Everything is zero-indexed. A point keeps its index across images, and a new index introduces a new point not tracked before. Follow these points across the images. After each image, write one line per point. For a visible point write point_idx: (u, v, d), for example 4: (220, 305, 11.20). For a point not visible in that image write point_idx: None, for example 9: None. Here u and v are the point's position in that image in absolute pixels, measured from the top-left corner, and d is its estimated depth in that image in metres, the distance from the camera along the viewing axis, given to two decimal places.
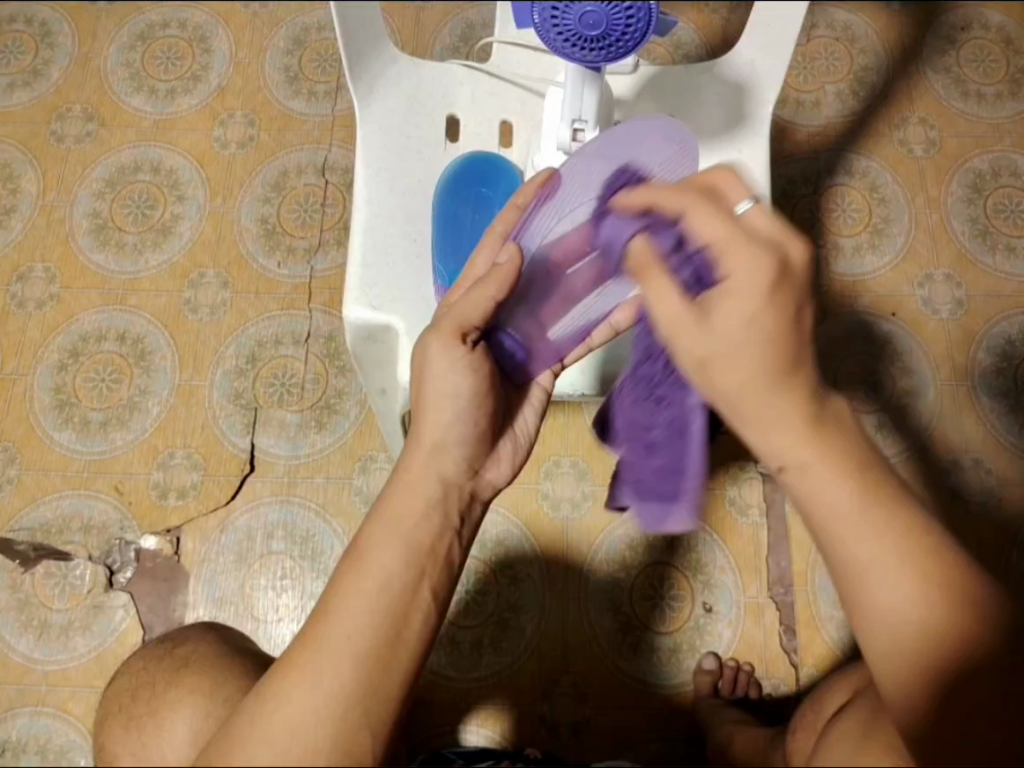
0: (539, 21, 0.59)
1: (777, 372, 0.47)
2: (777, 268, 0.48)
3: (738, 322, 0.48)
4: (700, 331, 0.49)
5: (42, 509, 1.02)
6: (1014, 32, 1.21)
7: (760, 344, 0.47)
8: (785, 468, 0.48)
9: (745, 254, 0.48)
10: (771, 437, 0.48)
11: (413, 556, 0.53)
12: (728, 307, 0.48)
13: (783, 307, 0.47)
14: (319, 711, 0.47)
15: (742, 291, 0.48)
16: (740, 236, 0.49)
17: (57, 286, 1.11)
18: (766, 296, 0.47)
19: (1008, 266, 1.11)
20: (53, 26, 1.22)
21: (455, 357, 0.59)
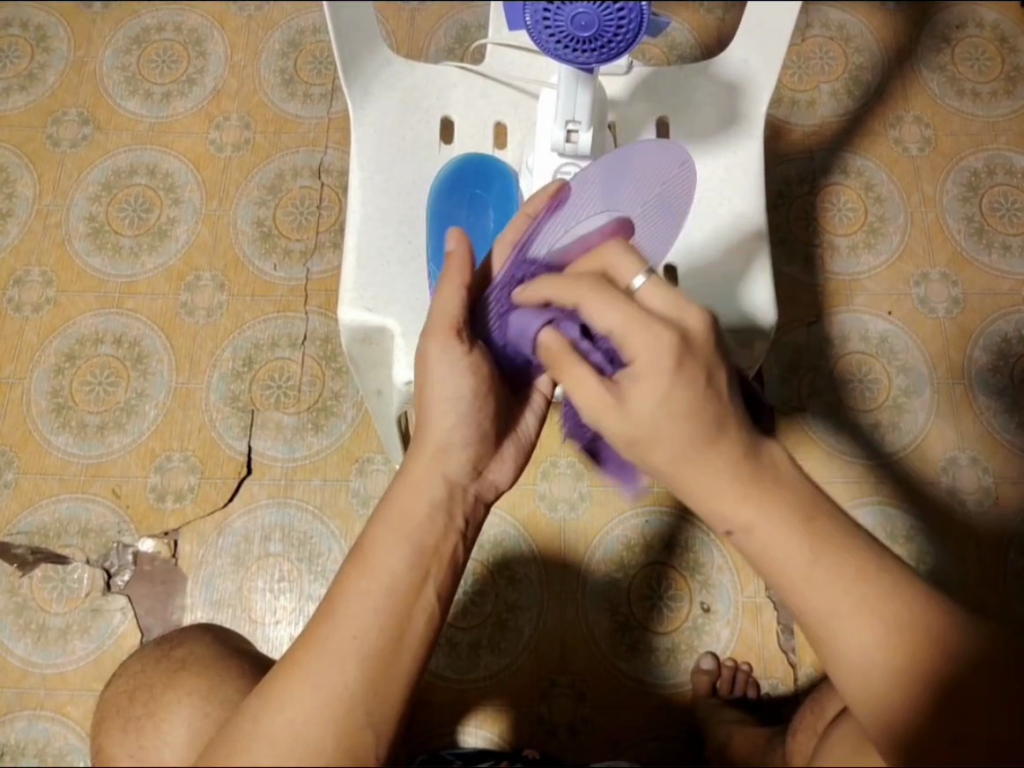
0: (530, 23, 0.59)
1: (704, 440, 0.49)
2: (675, 345, 0.49)
3: (652, 402, 0.49)
4: (620, 414, 0.50)
5: (40, 513, 1.02)
6: (1009, 30, 1.22)
7: (677, 423, 0.49)
8: (733, 532, 0.49)
9: (641, 336, 0.49)
10: (714, 503, 0.50)
11: (416, 557, 0.53)
12: (640, 389, 0.50)
13: (690, 383, 0.49)
14: (322, 712, 0.48)
15: (650, 372, 0.49)
16: (637, 317, 0.50)
17: (54, 290, 1.11)
18: (670, 373, 0.49)
19: (1004, 263, 1.11)
20: (49, 30, 1.22)
21: (455, 357, 0.58)
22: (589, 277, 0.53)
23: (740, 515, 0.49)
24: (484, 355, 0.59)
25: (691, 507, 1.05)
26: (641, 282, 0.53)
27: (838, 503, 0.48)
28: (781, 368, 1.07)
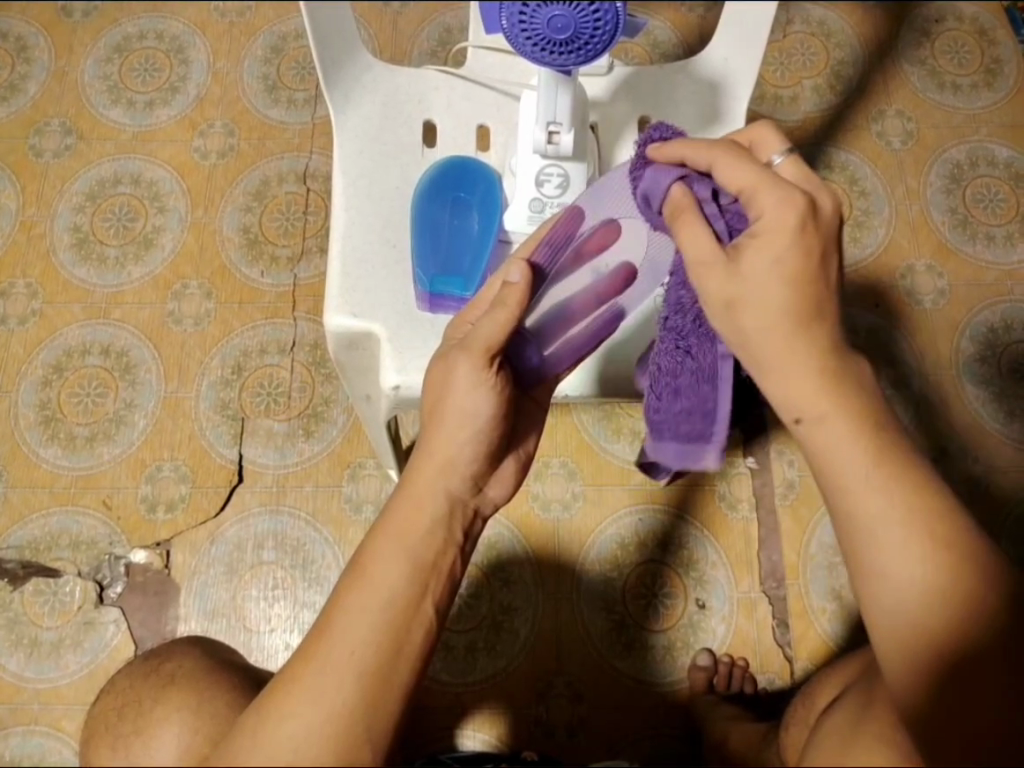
0: (507, 26, 0.59)
1: (801, 320, 0.48)
2: (804, 208, 0.48)
3: (764, 263, 0.48)
4: (727, 272, 0.50)
5: (30, 527, 1.01)
6: (988, 22, 1.23)
7: (790, 284, 0.48)
8: (802, 419, 0.49)
9: (771, 194, 0.49)
10: (791, 396, 0.49)
11: (416, 570, 0.53)
12: (756, 248, 0.49)
13: (808, 252, 0.48)
14: (323, 726, 0.47)
15: (770, 232, 0.49)
16: (769, 179, 0.49)
17: (39, 301, 1.10)
18: (796, 232, 0.48)
19: (988, 254, 1.12)
20: (29, 40, 1.21)
21: (481, 380, 0.57)
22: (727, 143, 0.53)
23: (814, 408, 0.48)
24: (507, 378, 0.59)
25: (684, 505, 1.05)
26: (780, 160, 0.54)
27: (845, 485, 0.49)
28: None
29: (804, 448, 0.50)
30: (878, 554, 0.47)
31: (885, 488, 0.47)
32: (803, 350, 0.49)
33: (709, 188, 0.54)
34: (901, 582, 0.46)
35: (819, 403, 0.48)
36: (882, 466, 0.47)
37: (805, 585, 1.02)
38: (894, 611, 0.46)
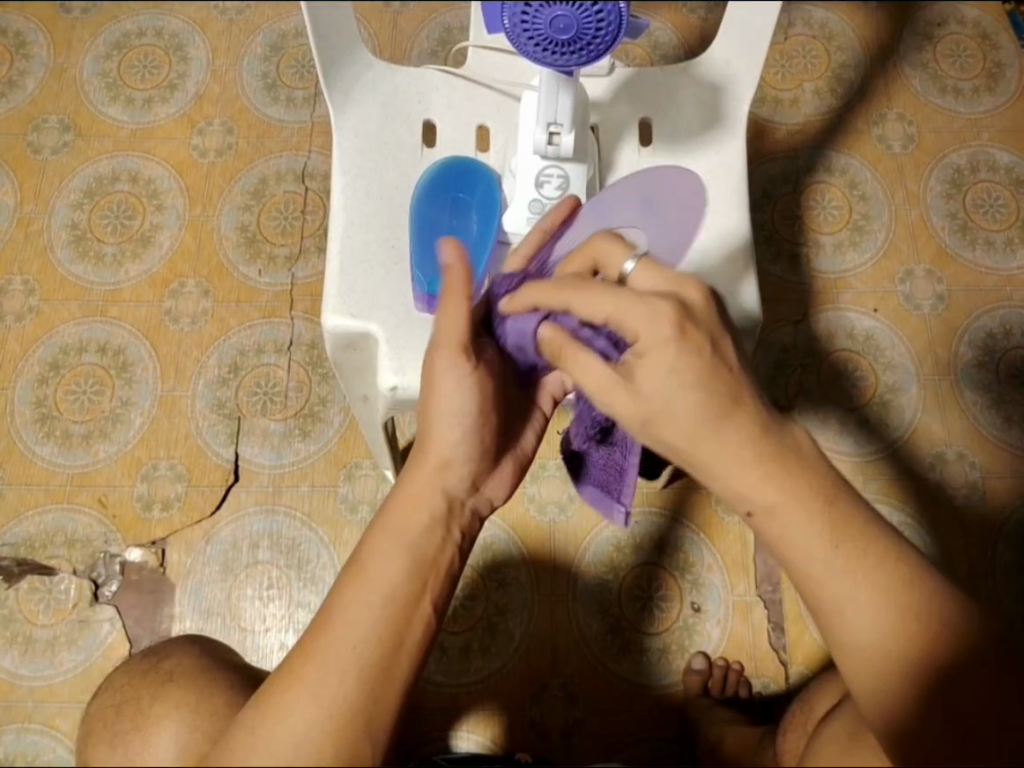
0: (509, 26, 0.58)
1: (719, 415, 0.47)
2: (675, 315, 0.48)
3: (661, 376, 0.48)
4: (630, 394, 0.49)
5: (25, 525, 1.01)
6: (990, 27, 1.22)
7: (690, 392, 0.47)
8: (753, 512, 0.49)
9: (637, 309, 0.49)
10: (734, 485, 0.48)
11: (416, 568, 0.53)
12: (648, 366, 0.48)
13: (695, 352, 0.47)
14: (323, 722, 0.47)
15: (653, 346, 0.48)
16: (629, 300, 0.49)
17: (37, 299, 1.10)
18: (673, 342, 0.48)
19: (988, 259, 1.12)
20: (28, 36, 1.21)
21: (459, 374, 0.56)
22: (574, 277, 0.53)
23: (762, 497, 0.48)
24: (488, 371, 0.58)
25: (682, 507, 1.05)
26: (632, 266, 0.53)
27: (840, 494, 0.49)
28: (768, 368, 1.07)
29: (764, 538, 0.50)
30: (840, 627, 0.47)
31: (840, 570, 0.47)
32: (764, 448, 0.49)
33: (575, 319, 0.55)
34: (868, 645, 0.47)
35: (766, 493, 0.48)
36: (838, 548, 0.47)
37: (801, 589, 1.02)
38: (872, 672, 0.47)
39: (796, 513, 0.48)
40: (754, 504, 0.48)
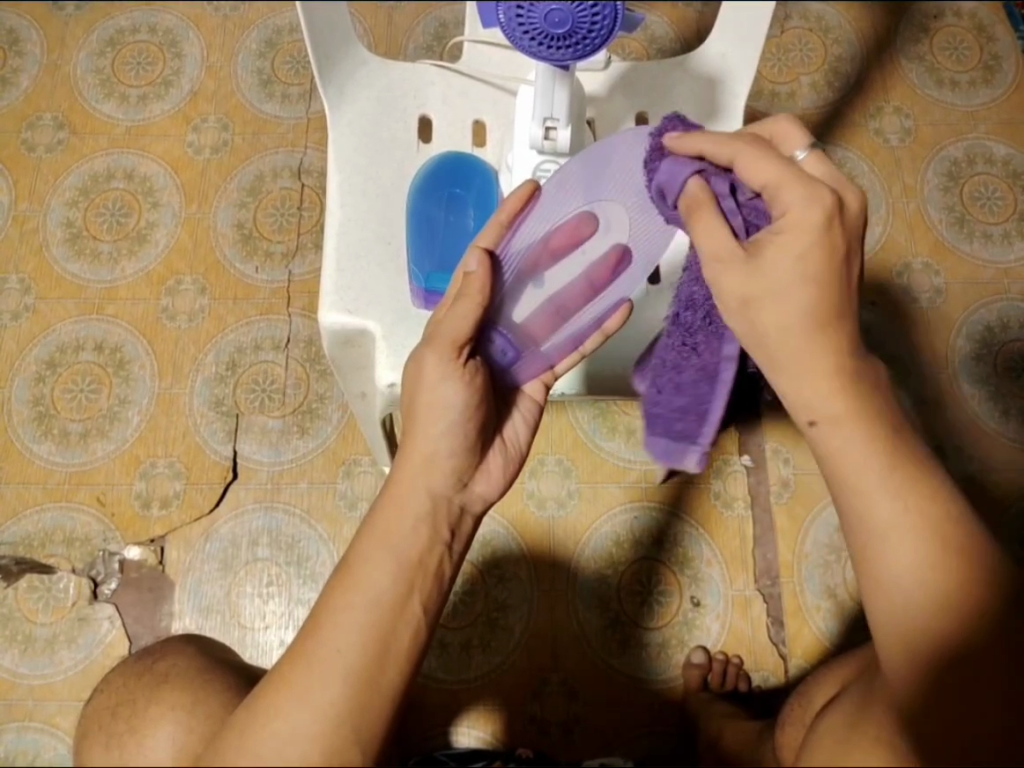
0: (504, 21, 0.58)
1: (821, 318, 0.50)
2: (830, 205, 0.49)
3: (786, 263, 0.50)
4: (747, 271, 0.51)
5: (23, 524, 1.01)
6: (987, 19, 1.22)
7: (810, 287, 0.50)
8: (818, 422, 0.52)
9: (796, 189, 0.50)
10: (807, 393, 0.51)
11: (401, 570, 0.53)
12: (779, 246, 0.50)
13: (831, 248, 0.49)
14: (309, 728, 0.47)
15: (796, 229, 0.49)
16: (790, 177, 0.50)
17: (32, 297, 1.09)
18: (819, 229, 0.49)
19: (985, 252, 1.12)
20: (22, 33, 1.20)
21: (448, 371, 0.57)
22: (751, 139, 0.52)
23: (828, 408, 0.51)
24: (479, 369, 0.59)
25: (681, 503, 1.05)
26: (803, 155, 0.55)
27: None
28: None
29: (819, 446, 0.52)
30: (881, 563, 0.49)
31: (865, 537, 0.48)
32: None
33: (727, 183, 0.54)
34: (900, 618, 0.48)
35: (833, 404, 0.51)
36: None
37: (799, 583, 1.02)
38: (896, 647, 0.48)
39: (856, 433, 0.50)
40: (818, 414, 0.51)
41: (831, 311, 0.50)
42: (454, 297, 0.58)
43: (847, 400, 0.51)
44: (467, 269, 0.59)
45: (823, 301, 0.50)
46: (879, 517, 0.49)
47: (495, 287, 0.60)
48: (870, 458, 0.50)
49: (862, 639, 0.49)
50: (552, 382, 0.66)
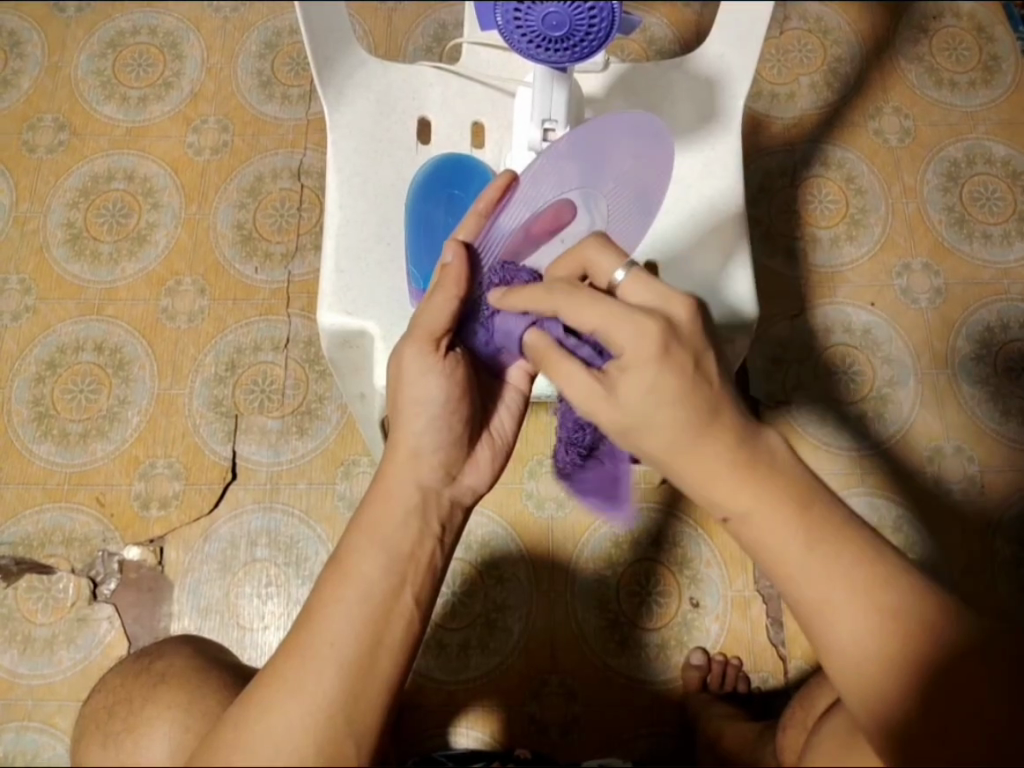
0: (502, 23, 0.58)
1: (700, 424, 0.50)
2: (660, 332, 0.50)
3: (641, 392, 0.50)
4: (610, 405, 0.52)
5: (23, 523, 1.01)
6: (986, 20, 1.22)
7: (670, 406, 0.50)
8: (731, 516, 0.50)
9: (626, 327, 0.51)
10: (708, 489, 0.50)
11: (393, 563, 0.53)
12: (631, 380, 0.50)
13: (678, 369, 0.50)
14: (302, 721, 0.47)
15: (638, 364, 0.50)
16: (619, 311, 0.51)
17: (33, 298, 1.10)
18: (656, 359, 0.50)
19: (986, 252, 1.11)
20: (23, 35, 1.21)
21: (429, 363, 0.58)
22: (565, 283, 0.54)
23: (736, 505, 0.50)
24: (460, 361, 0.60)
25: (680, 503, 1.04)
26: (624, 276, 0.55)
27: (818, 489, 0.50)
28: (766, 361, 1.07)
29: (743, 534, 0.51)
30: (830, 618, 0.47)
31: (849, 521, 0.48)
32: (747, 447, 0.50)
33: (561, 328, 0.57)
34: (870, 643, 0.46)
35: (740, 498, 0.49)
36: (814, 553, 0.48)
37: None
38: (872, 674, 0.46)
39: (776, 517, 0.49)
40: (730, 512, 0.50)
41: (708, 413, 0.50)
42: (430, 290, 0.58)
43: (755, 493, 0.49)
44: (444, 260, 0.59)
45: (690, 415, 0.50)
46: (813, 587, 0.47)
47: (473, 277, 0.60)
48: (791, 522, 0.48)
49: (834, 665, 0.47)
50: (536, 373, 0.66)
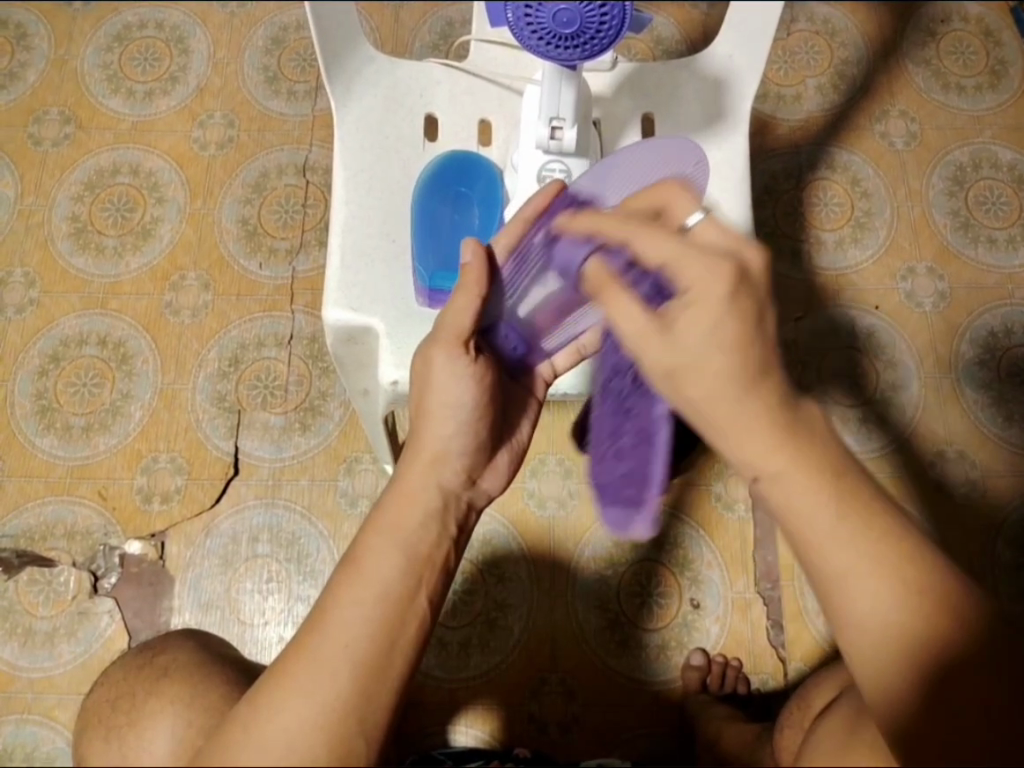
0: (512, 20, 0.58)
1: (749, 378, 0.49)
2: (734, 273, 0.49)
3: (700, 332, 0.49)
4: (665, 343, 0.50)
5: (25, 516, 1.01)
6: (994, 23, 1.22)
7: (726, 352, 0.49)
8: (760, 479, 0.50)
9: (696, 265, 0.49)
10: (746, 449, 0.50)
11: (410, 564, 0.53)
12: (690, 317, 0.49)
13: (743, 313, 0.49)
14: (314, 721, 0.47)
15: (705, 298, 0.49)
16: (689, 250, 0.49)
17: (37, 291, 1.10)
18: (724, 304, 0.48)
19: (990, 257, 1.11)
20: (29, 28, 1.21)
21: (458, 367, 0.58)
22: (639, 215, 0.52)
23: (769, 466, 0.49)
24: (487, 365, 0.60)
25: (681, 504, 1.05)
26: (696, 219, 0.53)
27: None
28: None
29: (767, 503, 0.51)
30: (849, 599, 0.47)
31: (849, 539, 0.48)
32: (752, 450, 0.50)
33: (624, 260, 0.54)
34: (878, 625, 0.47)
35: (775, 459, 0.49)
36: (842, 528, 0.48)
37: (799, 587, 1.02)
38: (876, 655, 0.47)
39: (804, 485, 0.49)
40: (761, 470, 0.50)
41: (755, 373, 0.49)
42: (453, 291, 0.58)
43: (789, 456, 0.49)
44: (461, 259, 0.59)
45: (743, 366, 0.49)
46: (835, 565, 0.48)
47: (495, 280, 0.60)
48: (820, 489, 0.48)
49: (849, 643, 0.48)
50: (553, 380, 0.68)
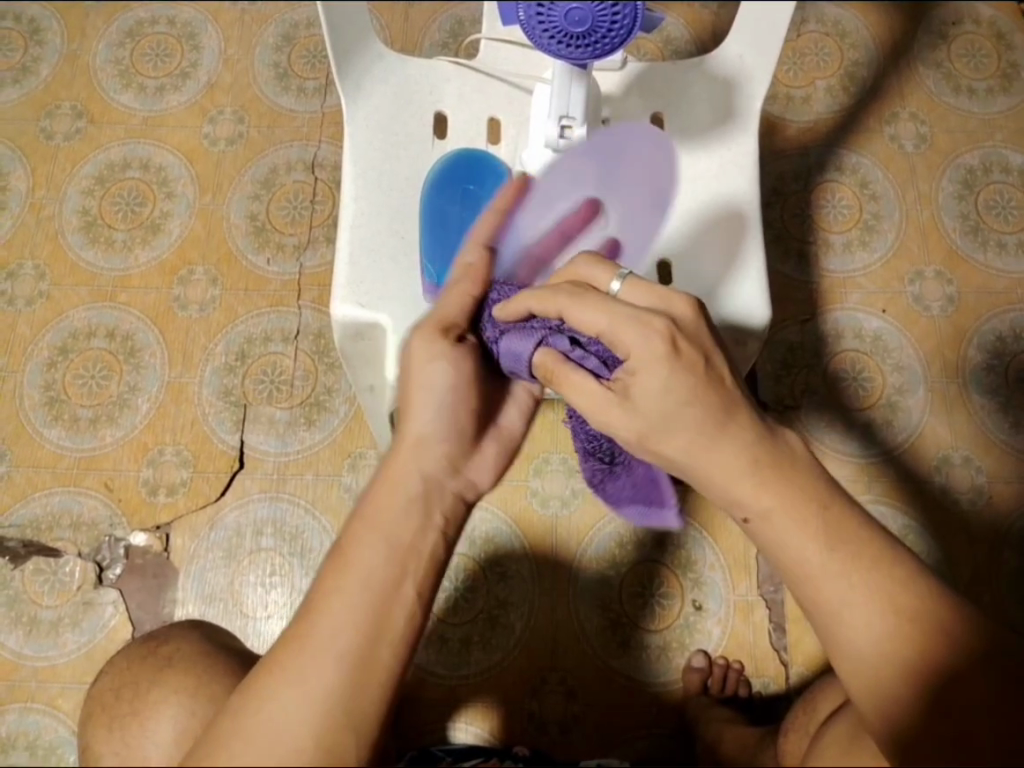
0: (524, 18, 0.59)
1: (717, 422, 0.51)
2: (668, 331, 0.51)
3: (655, 396, 0.51)
4: (623, 410, 0.52)
5: (32, 506, 1.02)
6: (1006, 27, 1.21)
7: (686, 406, 0.50)
8: (751, 517, 0.51)
9: (631, 331, 0.51)
10: (733, 489, 0.51)
11: (393, 552, 0.52)
12: (640, 382, 0.51)
13: (689, 367, 0.51)
14: (302, 711, 0.47)
15: (645, 364, 0.51)
16: (621, 318, 0.51)
17: (46, 283, 1.11)
18: (668, 359, 0.51)
19: (1000, 262, 1.11)
20: (42, 23, 1.22)
21: (433, 352, 0.58)
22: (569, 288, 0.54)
23: (758, 503, 0.50)
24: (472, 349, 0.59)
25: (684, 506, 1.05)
26: (619, 285, 0.56)
27: (817, 495, 0.50)
28: (775, 366, 1.07)
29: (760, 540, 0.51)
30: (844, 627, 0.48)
31: (839, 572, 0.48)
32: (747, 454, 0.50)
33: (566, 340, 0.56)
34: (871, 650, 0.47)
35: (762, 497, 0.50)
36: (834, 553, 0.48)
37: None
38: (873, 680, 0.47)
39: (793, 521, 0.49)
40: (750, 511, 0.51)
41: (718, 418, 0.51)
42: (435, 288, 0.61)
43: (775, 490, 0.50)
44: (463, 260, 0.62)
45: (706, 414, 0.50)
46: (827, 591, 0.48)
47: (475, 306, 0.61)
48: (809, 520, 0.49)
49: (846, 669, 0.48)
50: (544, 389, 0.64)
